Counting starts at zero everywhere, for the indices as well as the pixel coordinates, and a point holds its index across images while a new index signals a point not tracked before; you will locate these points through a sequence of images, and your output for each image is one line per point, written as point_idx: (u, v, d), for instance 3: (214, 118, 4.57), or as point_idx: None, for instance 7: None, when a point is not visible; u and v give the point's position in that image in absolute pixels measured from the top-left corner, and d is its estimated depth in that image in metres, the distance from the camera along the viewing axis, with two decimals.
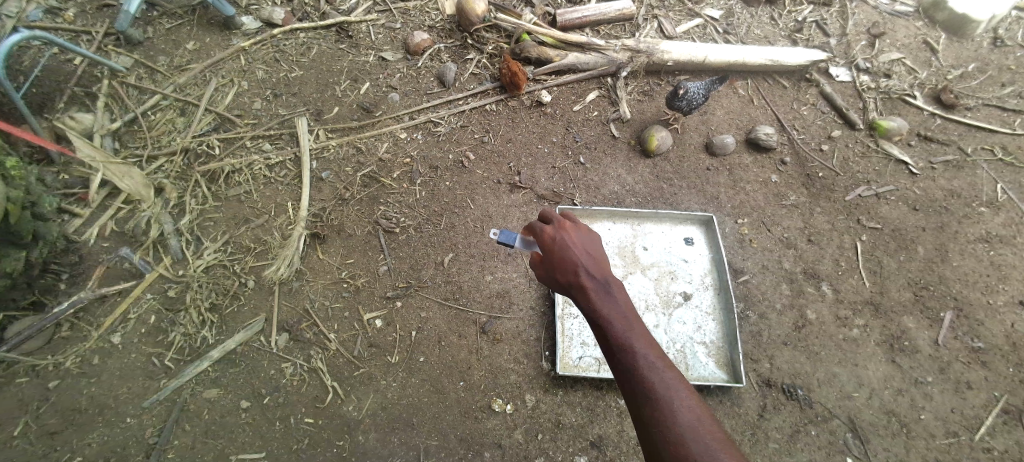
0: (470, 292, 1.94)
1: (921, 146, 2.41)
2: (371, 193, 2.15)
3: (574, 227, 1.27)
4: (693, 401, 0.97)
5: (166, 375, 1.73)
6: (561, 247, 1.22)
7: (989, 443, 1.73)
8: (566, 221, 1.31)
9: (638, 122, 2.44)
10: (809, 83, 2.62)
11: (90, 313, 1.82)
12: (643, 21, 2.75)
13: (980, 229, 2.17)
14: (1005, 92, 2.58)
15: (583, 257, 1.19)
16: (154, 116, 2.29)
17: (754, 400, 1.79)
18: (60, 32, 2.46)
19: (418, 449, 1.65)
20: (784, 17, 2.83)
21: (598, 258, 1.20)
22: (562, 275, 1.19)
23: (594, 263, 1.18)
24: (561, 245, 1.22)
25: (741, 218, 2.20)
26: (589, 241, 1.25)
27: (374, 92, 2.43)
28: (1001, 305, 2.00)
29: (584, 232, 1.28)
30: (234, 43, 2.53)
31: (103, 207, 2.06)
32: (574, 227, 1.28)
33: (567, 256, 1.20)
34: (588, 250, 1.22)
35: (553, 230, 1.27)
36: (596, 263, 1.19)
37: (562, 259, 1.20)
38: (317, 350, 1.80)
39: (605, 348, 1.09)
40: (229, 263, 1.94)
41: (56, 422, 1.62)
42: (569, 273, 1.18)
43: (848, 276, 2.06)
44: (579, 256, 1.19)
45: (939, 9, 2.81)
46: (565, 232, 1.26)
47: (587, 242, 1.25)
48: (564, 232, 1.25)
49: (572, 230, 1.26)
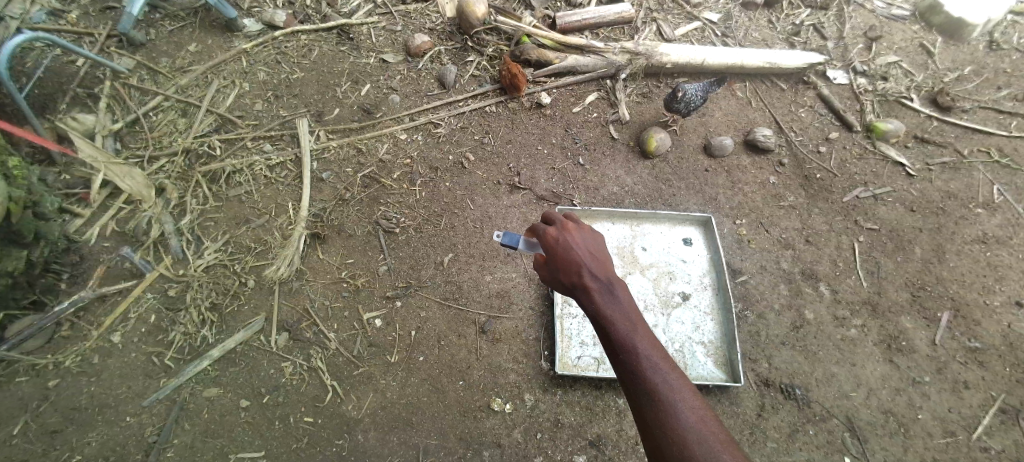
0: (470, 292, 1.95)
1: (919, 148, 2.43)
2: (371, 193, 2.16)
3: (577, 228, 1.29)
4: (697, 402, 0.97)
5: (166, 374, 1.73)
6: (564, 248, 1.23)
7: (987, 442, 1.74)
8: (569, 222, 1.32)
9: (637, 123, 2.46)
10: (807, 86, 2.64)
11: (91, 313, 1.83)
12: (642, 24, 2.78)
13: (977, 230, 2.19)
14: (1001, 94, 2.60)
15: (586, 258, 1.20)
16: (157, 117, 2.31)
17: (753, 400, 1.80)
18: (63, 34, 2.48)
19: (417, 449, 1.65)
20: (782, 21, 2.86)
21: (601, 259, 1.21)
22: (565, 275, 1.20)
23: (597, 264, 1.19)
24: (565, 246, 1.23)
25: (739, 219, 2.21)
26: (592, 242, 1.26)
27: (375, 93, 2.45)
28: (998, 306, 2.00)
29: (587, 233, 1.29)
30: (236, 45, 2.55)
31: (104, 207, 2.07)
32: (577, 228, 1.29)
33: (570, 257, 1.21)
34: (592, 252, 1.22)
35: (556, 232, 1.28)
36: (599, 264, 1.19)
37: (565, 259, 1.21)
38: (317, 349, 1.80)
39: (608, 349, 1.09)
40: (230, 263, 1.95)
41: (55, 421, 1.63)
42: (573, 274, 1.18)
43: (846, 276, 2.07)
44: (583, 257, 1.20)
45: (936, 12, 2.84)
46: (568, 233, 1.27)
47: (590, 243, 1.25)
48: (567, 234, 1.26)
49: (576, 232, 1.27)
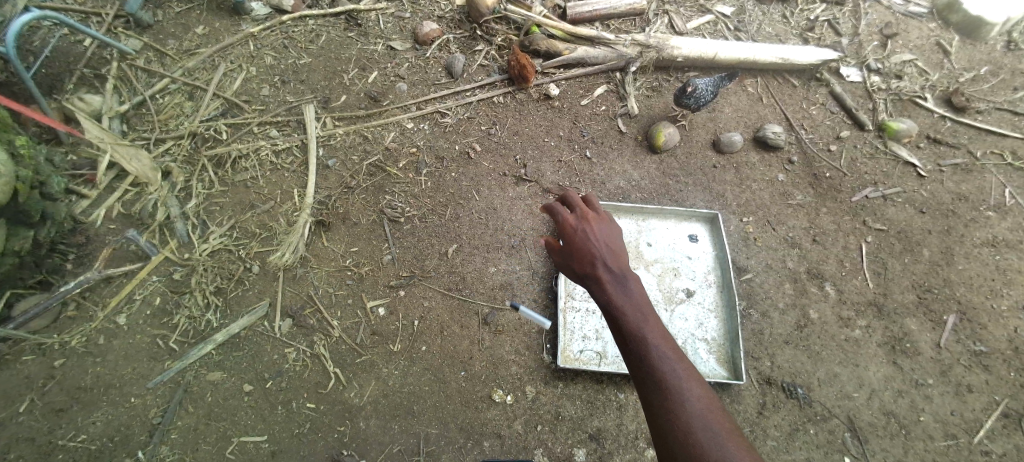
0: (473, 283, 1.95)
1: (931, 149, 2.40)
2: (377, 182, 2.15)
3: (595, 220, 1.30)
4: (703, 393, 0.97)
5: (170, 357, 1.74)
6: (581, 238, 1.24)
7: (988, 446, 1.73)
8: (588, 212, 1.33)
9: (646, 117, 2.43)
10: (819, 83, 2.60)
11: (96, 294, 1.84)
12: (654, 16, 2.74)
13: (986, 233, 2.17)
14: (1017, 96, 2.56)
15: (603, 250, 1.21)
16: (163, 100, 2.30)
17: (755, 399, 1.79)
18: (71, 13, 2.47)
19: (417, 437, 1.66)
20: (796, 16, 2.81)
21: (617, 251, 1.22)
22: (579, 265, 1.21)
23: (612, 256, 1.20)
24: (582, 236, 1.24)
25: (746, 216, 2.19)
26: (610, 235, 1.27)
27: (382, 81, 2.43)
28: (1004, 310, 1.99)
29: (605, 224, 1.29)
30: (243, 28, 2.53)
31: (110, 189, 2.06)
32: (594, 220, 1.30)
33: (586, 248, 1.22)
34: (608, 243, 1.23)
35: (574, 221, 1.29)
36: (614, 256, 1.20)
37: (580, 249, 1.22)
38: (320, 336, 1.81)
39: (618, 339, 1.09)
40: (235, 248, 1.96)
41: (61, 399, 1.64)
42: (588, 264, 1.20)
43: (852, 276, 2.06)
44: (599, 249, 1.20)
45: (954, 10, 2.79)
46: (586, 223, 1.28)
47: (607, 235, 1.26)
48: (585, 224, 1.27)
49: (593, 224, 1.29)
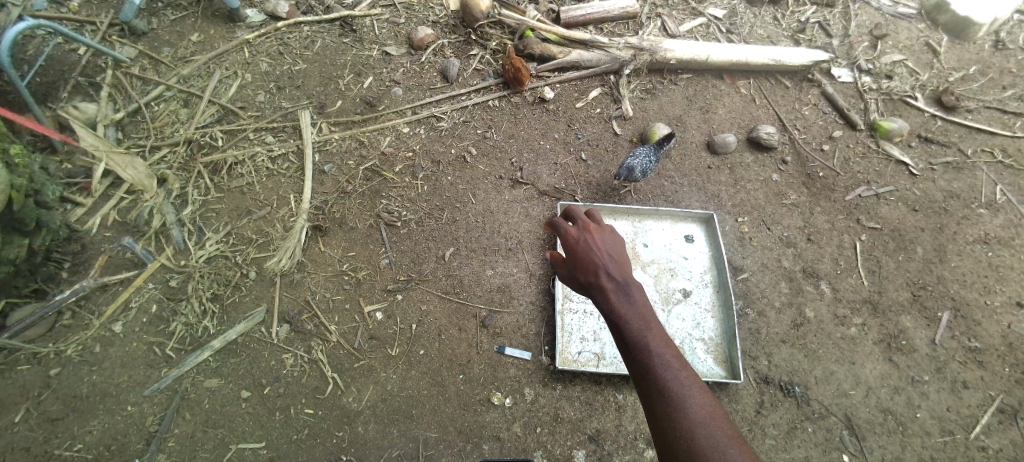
0: (471, 286, 1.95)
1: (922, 148, 2.43)
2: (373, 186, 2.15)
3: (598, 228, 1.29)
4: (707, 399, 0.98)
5: (166, 364, 1.73)
6: (584, 248, 1.23)
7: (984, 441, 1.74)
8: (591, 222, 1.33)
9: (641, 120, 2.44)
10: (811, 83, 2.63)
11: (92, 302, 1.83)
12: (647, 19, 2.76)
13: (979, 230, 2.19)
14: (1005, 94, 2.60)
15: (605, 259, 1.20)
16: (158, 107, 2.30)
17: (752, 397, 1.80)
18: (65, 22, 2.47)
19: (417, 441, 1.65)
20: (787, 18, 2.84)
21: (620, 260, 1.21)
22: (583, 274, 1.21)
23: (615, 264, 1.19)
24: (585, 246, 1.24)
25: (741, 216, 2.21)
26: (613, 244, 1.26)
27: (377, 86, 2.44)
28: (998, 306, 2.01)
29: (608, 233, 1.29)
30: (238, 35, 2.54)
31: (105, 196, 2.06)
32: (597, 228, 1.29)
33: (589, 257, 1.21)
34: (611, 252, 1.23)
35: (577, 231, 1.28)
36: (617, 265, 1.20)
37: (584, 259, 1.21)
38: (318, 341, 1.81)
39: (622, 347, 1.09)
40: (231, 254, 1.95)
41: (57, 409, 1.63)
42: (590, 273, 1.19)
43: (846, 275, 2.07)
44: (602, 258, 1.20)
45: (942, 11, 2.82)
46: (589, 233, 1.27)
47: (611, 244, 1.25)
48: (588, 234, 1.26)
49: (596, 232, 1.28)
